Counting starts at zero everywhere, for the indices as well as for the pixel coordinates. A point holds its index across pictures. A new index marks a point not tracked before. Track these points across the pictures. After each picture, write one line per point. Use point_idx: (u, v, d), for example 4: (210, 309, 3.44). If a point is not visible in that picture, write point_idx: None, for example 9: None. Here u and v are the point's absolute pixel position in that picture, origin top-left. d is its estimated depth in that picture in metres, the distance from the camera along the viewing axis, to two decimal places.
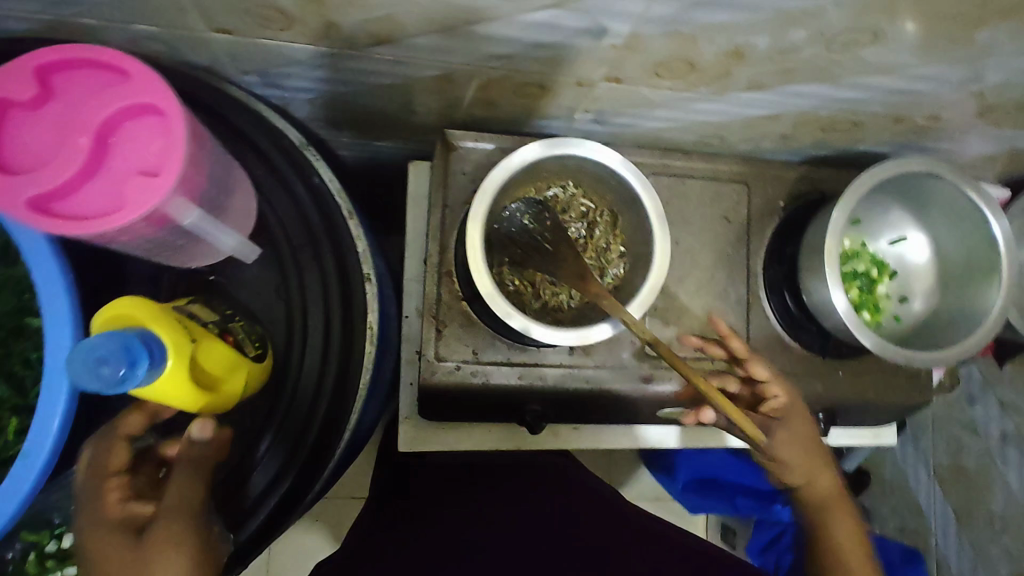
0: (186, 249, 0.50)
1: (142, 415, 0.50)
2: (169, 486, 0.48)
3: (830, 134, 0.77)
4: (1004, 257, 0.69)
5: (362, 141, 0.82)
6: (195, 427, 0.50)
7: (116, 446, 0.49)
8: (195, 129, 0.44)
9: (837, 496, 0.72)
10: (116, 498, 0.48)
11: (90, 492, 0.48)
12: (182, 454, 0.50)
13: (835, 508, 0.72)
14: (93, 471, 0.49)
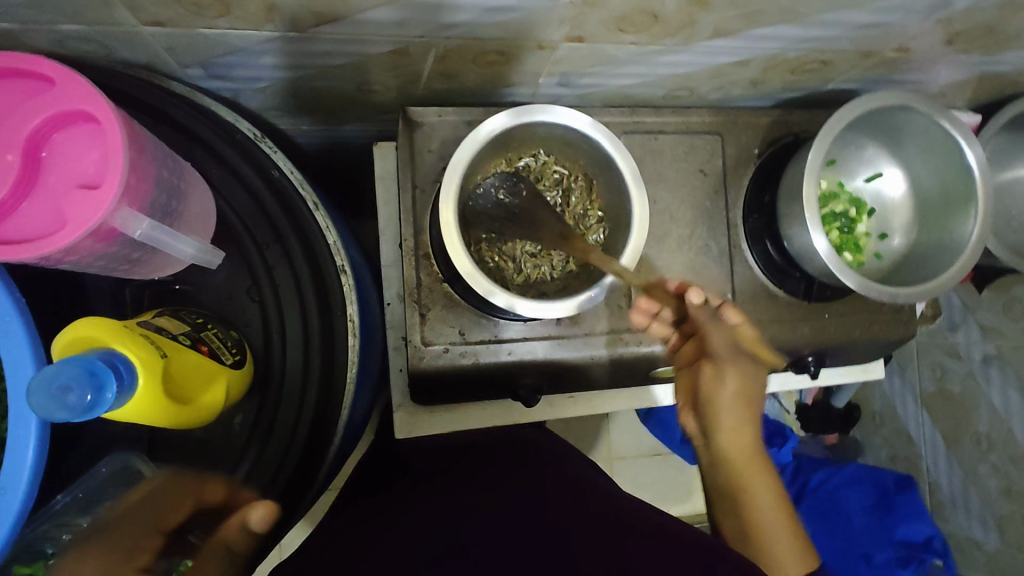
0: (144, 261, 0.48)
1: (225, 490, 0.49)
2: (200, 568, 0.45)
3: (800, 75, 0.75)
4: (979, 184, 0.69)
5: (323, 127, 0.79)
6: (258, 513, 0.48)
7: (177, 496, 0.47)
8: (133, 132, 0.42)
9: (757, 461, 0.67)
10: (139, 564, 0.43)
11: (124, 541, 0.43)
12: (230, 535, 0.47)
13: (748, 472, 0.66)
14: (142, 520, 0.45)
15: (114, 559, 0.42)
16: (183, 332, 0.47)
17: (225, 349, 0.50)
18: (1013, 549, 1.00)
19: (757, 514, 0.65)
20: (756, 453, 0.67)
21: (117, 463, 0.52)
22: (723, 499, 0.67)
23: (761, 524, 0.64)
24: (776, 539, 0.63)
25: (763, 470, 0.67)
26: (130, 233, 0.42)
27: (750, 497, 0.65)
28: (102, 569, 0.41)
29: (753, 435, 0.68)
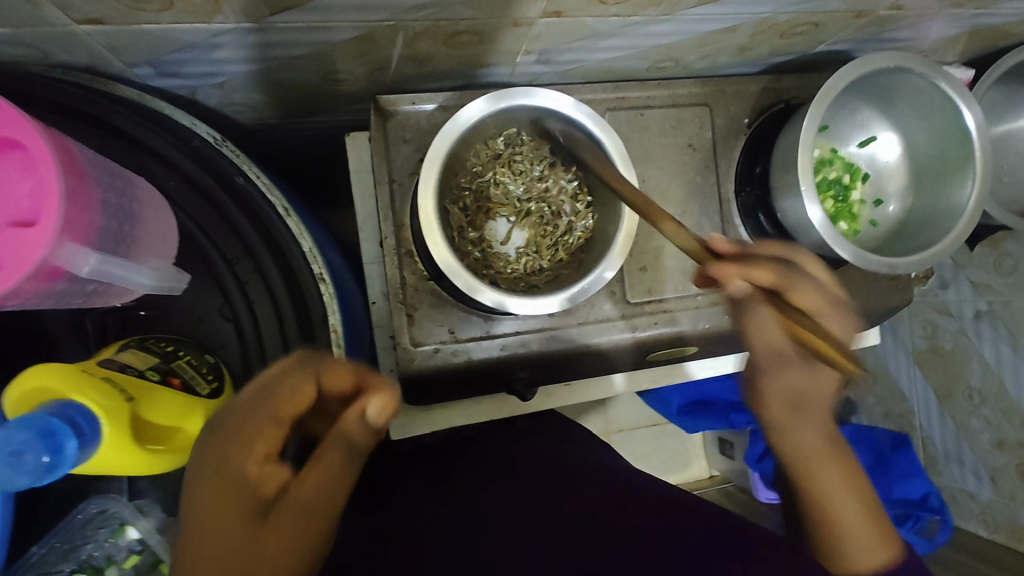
0: (101, 293, 0.44)
1: (350, 375, 0.42)
2: (320, 460, 0.40)
3: (790, 39, 0.72)
4: (977, 145, 0.67)
5: (291, 120, 0.74)
6: (375, 407, 0.41)
7: (295, 383, 0.40)
8: (69, 157, 0.38)
9: (830, 451, 0.53)
10: (257, 454, 0.38)
11: (244, 432, 0.38)
12: (347, 426, 0.41)
13: (817, 466, 0.52)
14: (263, 410, 0.39)
15: (235, 447, 0.37)
16: (151, 366, 0.45)
17: (200, 378, 0.47)
18: (1006, 499, 1.01)
19: (836, 516, 0.51)
20: (830, 441, 0.53)
21: (94, 509, 0.50)
22: (790, 495, 0.55)
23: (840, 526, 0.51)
24: (853, 524, 0.51)
25: (843, 461, 0.53)
26: (76, 271, 0.38)
27: (819, 492, 0.52)
28: (221, 454, 0.37)
29: (817, 409, 0.54)
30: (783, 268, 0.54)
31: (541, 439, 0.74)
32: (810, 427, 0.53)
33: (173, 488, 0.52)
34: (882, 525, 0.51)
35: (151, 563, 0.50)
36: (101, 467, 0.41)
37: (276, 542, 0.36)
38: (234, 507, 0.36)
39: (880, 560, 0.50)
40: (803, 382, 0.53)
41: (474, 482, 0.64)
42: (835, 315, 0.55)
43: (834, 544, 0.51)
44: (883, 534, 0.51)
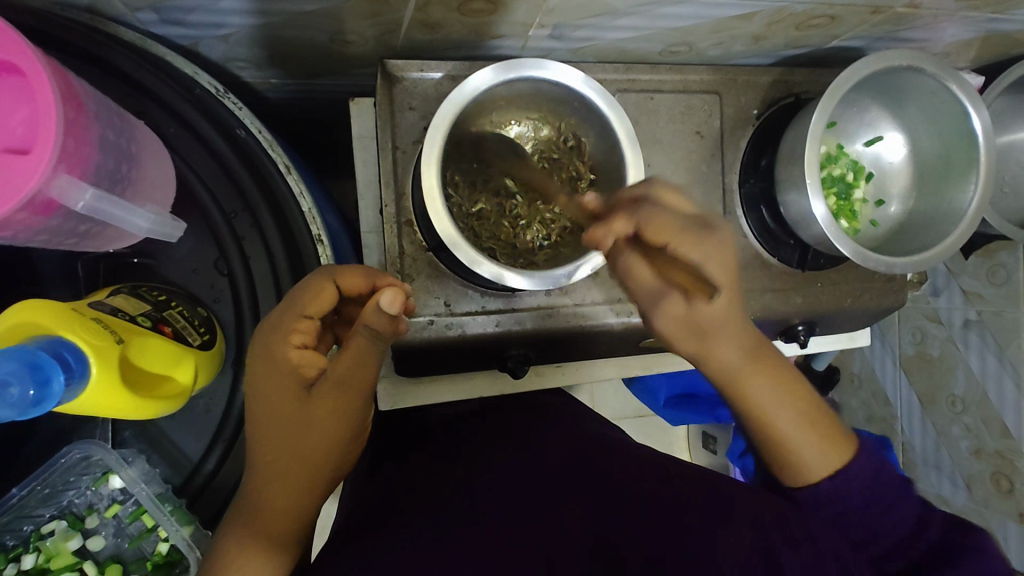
0: (94, 234, 0.43)
1: (363, 279, 0.48)
2: (347, 346, 0.46)
3: (805, 31, 0.71)
4: (982, 149, 0.67)
5: (295, 81, 0.73)
6: (388, 297, 0.45)
7: (318, 285, 0.47)
8: (69, 87, 0.37)
9: (755, 355, 0.52)
10: (296, 342, 0.46)
11: (281, 324, 0.46)
12: (366, 319, 0.46)
13: (743, 382, 0.51)
14: (294, 310, 0.46)
15: (275, 338, 0.45)
16: (142, 313, 0.44)
17: (191, 329, 0.47)
18: (980, 506, 1.04)
19: (782, 430, 0.52)
20: (750, 359, 0.52)
21: (76, 454, 0.48)
22: (737, 418, 0.55)
23: (797, 449, 0.52)
24: (802, 439, 0.52)
25: (775, 376, 0.52)
26: (71, 205, 0.37)
27: (753, 398, 0.52)
28: (267, 349, 0.45)
29: (728, 318, 0.49)
30: (637, 213, 0.48)
31: (553, 413, 0.73)
32: (727, 347, 0.50)
33: (159, 440, 0.51)
34: (824, 427, 0.53)
35: (132, 512, 0.50)
36: (86, 408, 0.40)
37: (323, 407, 0.46)
38: (285, 387, 0.45)
39: (832, 465, 0.52)
40: (690, 314, 0.49)
41: (476, 445, 0.63)
42: (710, 251, 0.47)
43: (791, 456, 0.52)
44: (826, 441, 0.52)
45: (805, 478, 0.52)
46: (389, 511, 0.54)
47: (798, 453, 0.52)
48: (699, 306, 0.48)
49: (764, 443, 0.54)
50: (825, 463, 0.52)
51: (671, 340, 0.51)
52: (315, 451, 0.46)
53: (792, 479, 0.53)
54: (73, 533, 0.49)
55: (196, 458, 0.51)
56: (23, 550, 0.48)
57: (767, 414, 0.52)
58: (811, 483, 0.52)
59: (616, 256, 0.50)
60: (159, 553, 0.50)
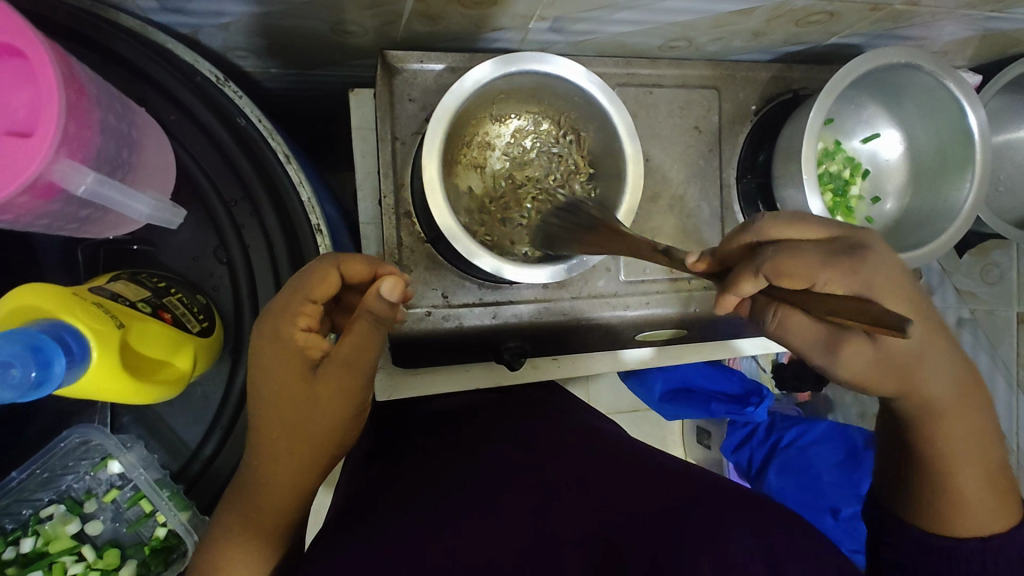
0: (94, 219, 0.43)
1: (367, 267, 0.48)
2: (349, 330, 0.46)
3: (805, 27, 0.71)
4: (978, 147, 0.68)
5: (294, 71, 0.72)
6: (389, 285, 0.45)
7: (322, 271, 0.46)
8: (72, 72, 0.37)
9: (964, 392, 0.49)
10: (301, 325, 0.46)
11: (287, 307, 0.46)
12: (369, 305, 0.45)
13: (944, 417, 0.49)
14: (298, 293, 0.46)
15: (280, 320, 0.46)
16: (142, 298, 0.44)
17: (190, 316, 0.47)
18: None
19: (953, 476, 0.49)
20: (957, 391, 0.49)
21: (76, 438, 0.48)
22: (906, 461, 0.52)
23: (963, 498, 0.49)
24: (975, 492, 0.49)
25: (964, 420, 0.49)
26: (72, 189, 0.38)
27: (938, 440, 0.49)
28: (271, 330, 0.46)
29: (927, 345, 0.47)
30: (763, 265, 0.44)
31: (549, 407, 0.73)
32: (934, 377, 0.48)
33: (156, 426, 0.52)
34: (1000, 483, 0.50)
35: (130, 498, 0.50)
36: (88, 391, 0.40)
37: (324, 390, 0.46)
38: (286, 370, 0.46)
39: (995, 522, 0.49)
40: (876, 353, 0.46)
41: (473, 437, 0.63)
42: (879, 271, 0.46)
43: (949, 504, 0.49)
44: (1001, 496, 0.50)
45: (967, 528, 0.50)
46: (385, 501, 0.54)
47: (963, 500, 0.49)
48: (885, 344, 0.46)
49: (927, 494, 0.50)
50: (991, 517, 0.49)
51: (861, 383, 0.47)
52: (314, 429, 0.47)
53: (946, 528, 0.50)
54: (72, 517, 0.50)
55: (194, 445, 0.52)
56: (22, 533, 0.49)
57: (948, 458, 0.49)
58: (958, 534, 0.50)
59: (767, 311, 0.47)
60: (156, 538, 0.50)
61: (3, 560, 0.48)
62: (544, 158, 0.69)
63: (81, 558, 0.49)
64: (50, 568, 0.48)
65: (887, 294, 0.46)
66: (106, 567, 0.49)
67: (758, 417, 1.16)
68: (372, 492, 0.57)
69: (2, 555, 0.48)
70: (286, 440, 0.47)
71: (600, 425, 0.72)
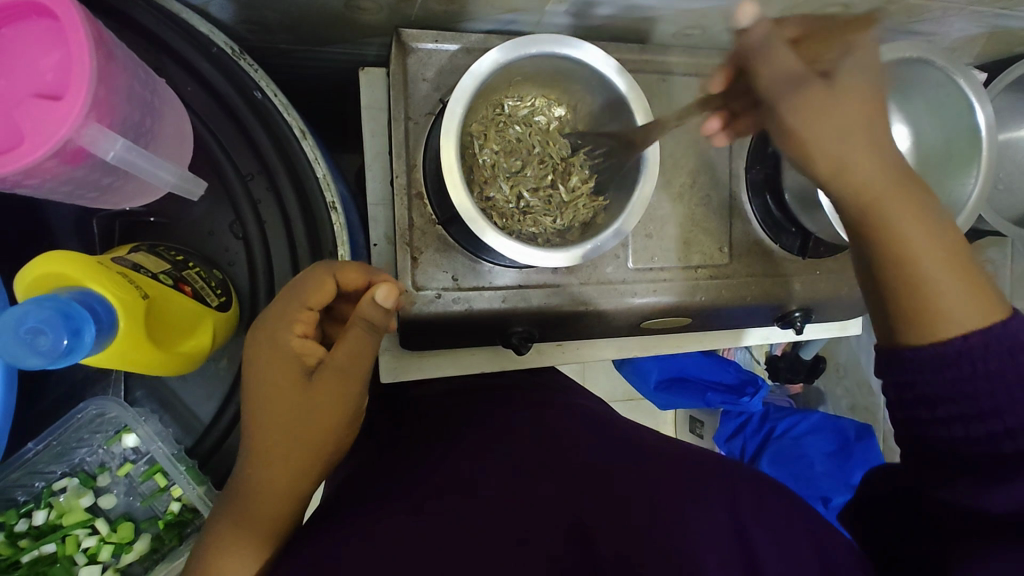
0: (116, 187, 0.42)
1: (362, 276, 0.48)
2: (343, 337, 0.46)
3: (819, 18, 0.72)
4: (985, 143, 0.69)
5: (305, 48, 0.71)
6: (383, 292, 0.46)
7: (317, 278, 0.47)
8: (102, 35, 0.37)
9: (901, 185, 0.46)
10: (297, 331, 0.47)
11: (285, 313, 0.47)
12: (361, 312, 0.45)
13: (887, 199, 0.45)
14: (294, 300, 0.47)
15: (277, 326, 0.46)
16: (163, 271, 0.44)
17: (209, 290, 0.47)
18: None
19: (924, 278, 0.45)
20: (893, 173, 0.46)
21: (91, 410, 0.47)
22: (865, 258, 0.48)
23: (922, 274, 0.45)
24: (945, 285, 0.44)
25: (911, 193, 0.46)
26: (101, 155, 0.37)
27: (890, 241, 0.46)
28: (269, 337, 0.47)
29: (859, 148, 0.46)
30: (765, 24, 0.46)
31: (558, 393, 0.74)
32: (876, 163, 0.46)
33: (170, 401, 0.52)
34: (970, 273, 0.45)
35: (144, 472, 0.50)
36: (110, 363, 0.40)
37: (322, 396, 0.46)
38: (284, 373, 0.46)
39: (972, 314, 0.44)
40: (836, 102, 0.46)
41: (479, 418, 0.64)
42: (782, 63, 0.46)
43: (920, 309, 0.45)
44: (971, 282, 0.44)
45: (936, 333, 0.44)
46: (391, 483, 0.54)
47: (936, 297, 0.44)
48: (828, 102, 0.46)
49: (897, 293, 0.46)
50: (958, 315, 0.44)
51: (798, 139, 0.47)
52: (310, 433, 0.46)
53: (921, 334, 0.45)
54: (85, 490, 0.50)
55: (207, 421, 0.52)
56: (35, 506, 0.49)
57: (909, 258, 0.45)
58: (940, 339, 0.44)
59: (761, 42, 0.46)
60: (171, 512, 0.50)
61: (17, 531, 0.48)
62: (544, 145, 0.68)
63: (95, 531, 0.50)
64: (64, 541, 0.49)
65: (856, 70, 0.47)
66: (120, 541, 0.50)
67: (752, 407, 1.18)
68: (381, 467, 0.58)
69: (16, 526, 0.48)
70: (279, 443, 0.46)
71: (603, 411, 0.72)
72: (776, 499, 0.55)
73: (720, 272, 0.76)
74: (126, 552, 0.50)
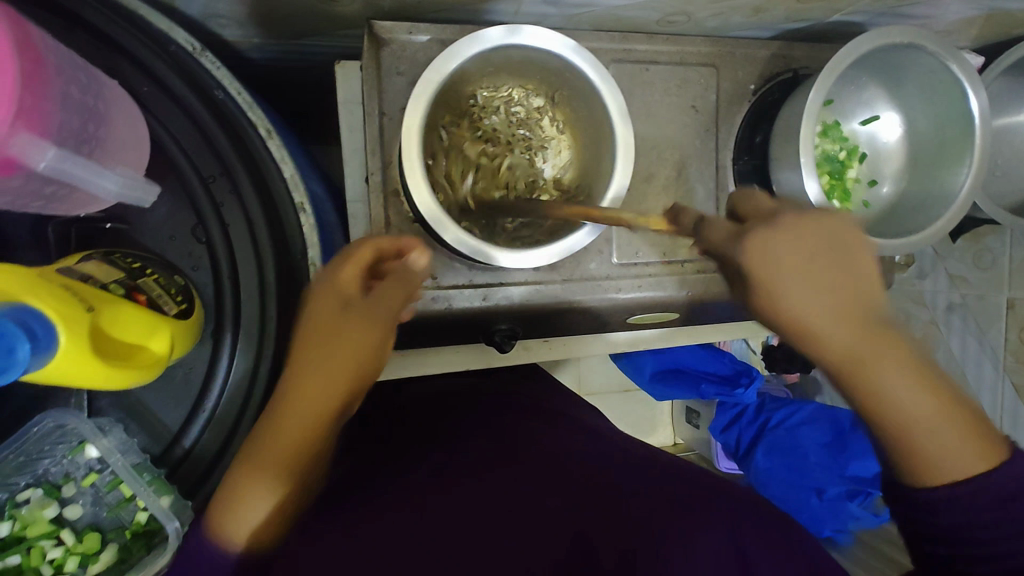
0: (62, 196, 0.42)
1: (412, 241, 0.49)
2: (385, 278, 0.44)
3: (806, 4, 0.69)
4: (978, 131, 0.66)
5: (277, 43, 0.69)
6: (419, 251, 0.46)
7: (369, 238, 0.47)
8: (28, 37, 0.36)
9: (875, 354, 0.42)
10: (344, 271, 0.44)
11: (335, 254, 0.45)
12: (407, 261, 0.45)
13: (870, 367, 0.42)
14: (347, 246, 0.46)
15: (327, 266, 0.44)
16: (115, 281, 0.44)
17: (167, 298, 0.46)
18: None
19: (913, 440, 0.43)
20: (861, 337, 0.42)
21: (51, 422, 0.47)
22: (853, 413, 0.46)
23: (909, 425, 0.43)
24: (943, 441, 0.43)
25: (894, 358, 0.42)
26: (33, 165, 0.37)
27: (883, 402, 0.43)
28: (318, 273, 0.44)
29: (840, 318, 0.42)
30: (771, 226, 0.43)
31: (544, 395, 0.74)
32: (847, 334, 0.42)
33: (136, 409, 0.51)
34: (970, 422, 0.43)
35: (109, 482, 0.50)
36: (54, 378, 0.39)
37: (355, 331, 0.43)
38: (324, 306, 0.43)
39: (976, 460, 0.43)
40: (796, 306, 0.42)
41: (458, 421, 0.63)
42: (784, 250, 0.42)
43: (917, 460, 0.44)
44: (966, 433, 0.43)
45: (943, 476, 0.43)
46: (362, 490, 0.53)
47: (927, 455, 0.43)
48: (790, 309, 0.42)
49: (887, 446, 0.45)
50: (963, 458, 0.43)
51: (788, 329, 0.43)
52: (334, 372, 0.43)
53: (914, 480, 0.45)
54: (49, 501, 0.50)
55: (175, 428, 0.51)
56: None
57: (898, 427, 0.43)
58: (939, 481, 0.44)
59: (737, 236, 0.43)
60: (137, 522, 0.50)
61: None
62: (506, 147, 0.68)
63: (60, 542, 0.50)
64: (29, 552, 0.49)
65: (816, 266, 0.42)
66: (86, 551, 0.50)
67: (746, 398, 1.17)
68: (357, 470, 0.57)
69: None
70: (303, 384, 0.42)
71: (585, 417, 0.72)
72: (756, 500, 0.54)
73: (707, 266, 0.75)
74: (92, 562, 0.50)
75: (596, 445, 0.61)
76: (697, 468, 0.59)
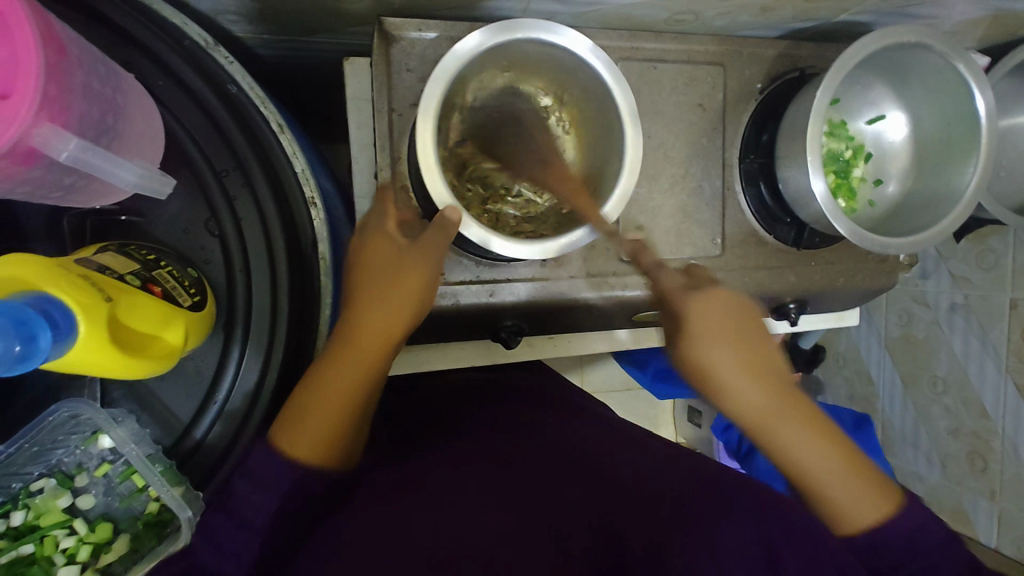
0: (79, 188, 0.43)
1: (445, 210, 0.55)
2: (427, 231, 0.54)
3: (813, 4, 0.69)
4: (984, 131, 0.66)
5: (286, 40, 0.70)
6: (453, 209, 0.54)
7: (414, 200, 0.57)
8: (49, 29, 0.37)
9: (775, 410, 0.49)
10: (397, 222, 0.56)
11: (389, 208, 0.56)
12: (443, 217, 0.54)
13: (774, 422, 0.48)
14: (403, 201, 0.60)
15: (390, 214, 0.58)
16: (131, 272, 0.45)
17: (181, 290, 0.47)
18: (953, 484, 1.02)
19: (818, 486, 0.48)
20: (772, 397, 0.49)
21: (64, 412, 0.48)
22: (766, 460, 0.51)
23: (816, 475, 0.48)
24: (840, 492, 0.47)
25: (796, 415, 0.49)
26: (54, 155, 0.37)
27: (785, 450, 0.48)
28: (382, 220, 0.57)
29: (744, 369, 0.50)
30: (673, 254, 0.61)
31: (551, 391, 0.74)
32: (757, 392, 0.49)
33: (147, 400, 0.51)
34: (867, 475, 0.48)
35: (121, 472, 0.51)
36: (73, 366, 0.40)
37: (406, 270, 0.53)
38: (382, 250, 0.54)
39: (878, 510, 0.47)
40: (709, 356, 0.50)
41: (465, 416, 0.63)
42: (710, 308, 0.51)
43: (826, 509, 0.48)
44: (865, 485, 0.47)
45: (848, 524, 0.47)
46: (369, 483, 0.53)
47: (832, 502, 0.47)
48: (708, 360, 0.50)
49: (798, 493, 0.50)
50: (867, 509, 0.47)
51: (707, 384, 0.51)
52: (386, 306, 0.52)
53: (833, 526, 0.48)
54: (63, 491, 0.50)
55: (187, 420, 0.51)
56: (12, 507, 0.49)
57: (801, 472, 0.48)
58: (850, 528, 0.47)
59: (685, 288, 0.53)
60: (149, 512, 0.51)
61: None
62: None
63: (73, 531, 0.50)
64: (42, 542, 0.49)
65: (717, 320, 0.51)
66: (98, 541, 0.51)
67: None
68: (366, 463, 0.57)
69: None
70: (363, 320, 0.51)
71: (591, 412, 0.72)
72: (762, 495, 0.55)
73: (713, 264, 0.75)
74: (105, 552, 0.51)
75: (603, 439, 0.61)
76: (705, 464, 0.60)
